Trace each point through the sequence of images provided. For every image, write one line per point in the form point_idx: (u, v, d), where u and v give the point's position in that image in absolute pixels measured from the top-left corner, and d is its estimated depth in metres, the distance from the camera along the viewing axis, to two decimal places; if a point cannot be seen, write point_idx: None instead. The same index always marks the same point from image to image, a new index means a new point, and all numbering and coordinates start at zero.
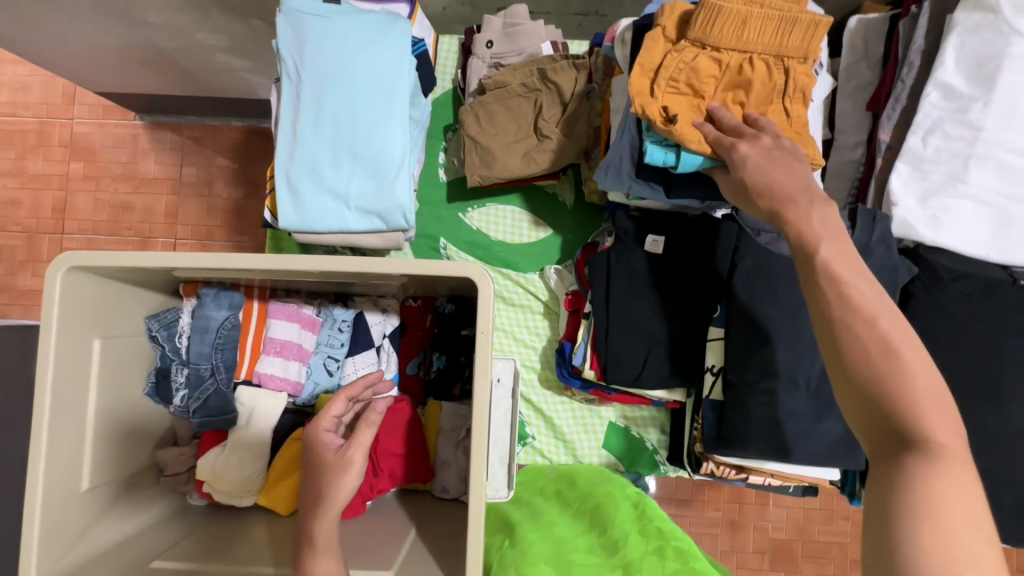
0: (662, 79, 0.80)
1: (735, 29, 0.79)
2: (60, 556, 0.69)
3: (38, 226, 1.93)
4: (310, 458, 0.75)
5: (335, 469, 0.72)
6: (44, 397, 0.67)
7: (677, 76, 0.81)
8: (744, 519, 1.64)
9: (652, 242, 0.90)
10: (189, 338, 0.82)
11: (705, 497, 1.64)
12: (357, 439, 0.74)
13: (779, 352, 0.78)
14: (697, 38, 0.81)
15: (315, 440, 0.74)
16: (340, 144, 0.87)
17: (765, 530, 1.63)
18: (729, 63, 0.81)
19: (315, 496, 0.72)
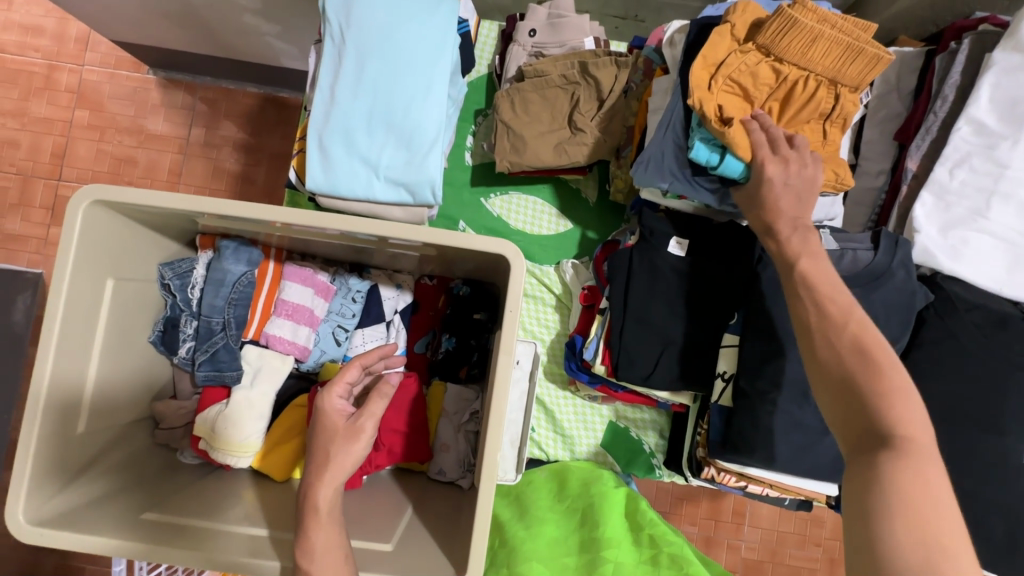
0: (722, 76, 0.81)
1: (802, 46, 0.80)
2: (49, 498, 0.67)
3: (34, 169, 1.87)
4: (317, 422, 0.73)
5: (344, 436, 0.71)
6: (53, 331, 0.65)
7: (736, 77, 0.82)
8: (718, 536, 1.65)
9: (676, 244, 0.90)
10: (204, 290, 0.80)
11: (683, 512, 1.65)
12: (369, 408, 0.74)
13: (794, 362, 0.79)
14: (764, 44, 0.81)
15: (326, 405, 0.73)
16: (376, 111, 0.87)
17: (737, 549, 1.64)
18: (787, 77, 0.82)
19: (322, 461, 0.70)
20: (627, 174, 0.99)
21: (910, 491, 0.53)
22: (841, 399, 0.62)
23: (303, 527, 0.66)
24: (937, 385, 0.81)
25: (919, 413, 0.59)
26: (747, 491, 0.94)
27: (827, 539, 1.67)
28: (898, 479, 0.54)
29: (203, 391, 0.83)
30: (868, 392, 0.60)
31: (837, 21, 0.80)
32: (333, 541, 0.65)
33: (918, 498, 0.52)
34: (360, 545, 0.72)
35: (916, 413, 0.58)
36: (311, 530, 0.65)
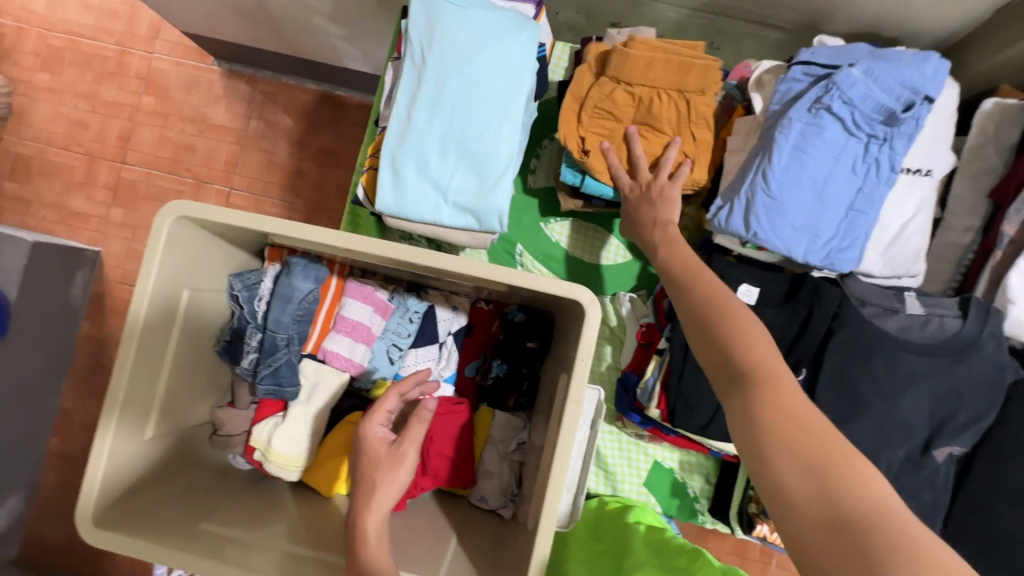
0: (587, 109, 0.90)
1: (643, 67, 0.87)
2: (118, 499, 0.68)
3: (100, 150, 1.95)
4: (358, 452, 0.73)
5: (389, 464, 0.71)
6: (132, 338, 0.67)
7: (600, 107, 0.90)
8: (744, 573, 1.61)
9: (747, 289, 0.84)
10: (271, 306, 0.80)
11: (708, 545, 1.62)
12: (410, 434, 0.74)
13: (866, 428, 0.76)
14: (614, 75, 0.88)
15: (366, 429, 0.73)
16: (450, 135, 0.86)
17: None
18: (641, 98, 0.88)
19: (366, 485, 0.70)
20: (695, 212, 0.96)
21: (785, 419, 0.55)
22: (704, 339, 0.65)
23: (349, 549, 0.67)
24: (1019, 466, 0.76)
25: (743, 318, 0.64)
26: None
27: None
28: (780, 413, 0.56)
29: (260, 400, 0.84)
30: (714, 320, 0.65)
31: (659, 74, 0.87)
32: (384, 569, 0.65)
33: (807, 437, 0.54)
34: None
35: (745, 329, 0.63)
36: (359, 554, 0.65)
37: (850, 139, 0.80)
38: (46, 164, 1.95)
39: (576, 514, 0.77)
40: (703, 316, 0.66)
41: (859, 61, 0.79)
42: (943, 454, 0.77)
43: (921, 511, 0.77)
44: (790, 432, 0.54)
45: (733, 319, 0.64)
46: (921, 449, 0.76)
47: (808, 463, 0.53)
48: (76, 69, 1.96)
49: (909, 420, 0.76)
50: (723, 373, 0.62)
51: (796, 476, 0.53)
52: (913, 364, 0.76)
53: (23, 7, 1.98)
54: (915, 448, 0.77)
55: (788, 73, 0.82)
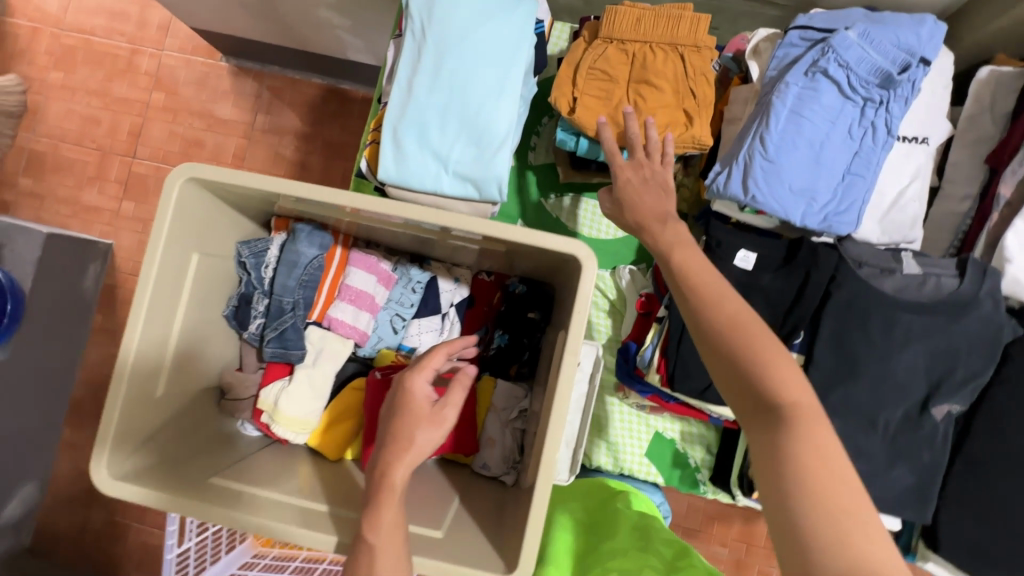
0: (583, 70, 0.92)
1: (632, 25, 0.91)
2: (133, 451, 0.71)
3: (112, 145, 2.00)
4: (397, 407, 0.71)
5: (428, 423, 0.70)
6: (145, 292, 0.69)
7: (595, 67, 0.92)
8: (750, 561, 1.62)
9: (744, 255, 0.86)
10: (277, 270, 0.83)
11: (713, 532, 1.62)
12: (451, 398, 0.72)
13: (864, 385, 0.76)
14: (606, 36, 0.92)
15: (414, 382, 0.72)
16: (452, 106, 0.88)
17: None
18: (635, 59, 0.91)
19: (402, 440, 0.69)
20: (693, 183, 0.97)
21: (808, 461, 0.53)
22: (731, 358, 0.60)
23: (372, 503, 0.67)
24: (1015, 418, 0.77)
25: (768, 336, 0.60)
26: None
27: None
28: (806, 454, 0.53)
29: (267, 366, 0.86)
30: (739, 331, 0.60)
31: (649, 27, 0.91)
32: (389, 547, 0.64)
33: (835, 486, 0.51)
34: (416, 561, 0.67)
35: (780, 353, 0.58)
36: (382, 509, 0.66)
37: (846, 103, 0.81)
38: (60, 159, 2.00)
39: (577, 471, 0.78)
40: (736, 335, 0.60)
41: (855, 24, 0.80)
42: (943, 412, 0.77)
43: (919, 471, 0.77)
44: (819, 477, 0.52)
45: (774, 347, 0.58)
46: (920, 408, 0.77)
47: (828, 514, 0.50)
48: (89, 67, 2.01)
49: (907, 379, 0.76)
50: (751, 399, 0.58)
51: (817, 524, 0.50)
52: (911, 322, 0.77)
53: (37, 7, 2.03)
54: (913, 407, 0.77)
55: (786, 39, 0.83)
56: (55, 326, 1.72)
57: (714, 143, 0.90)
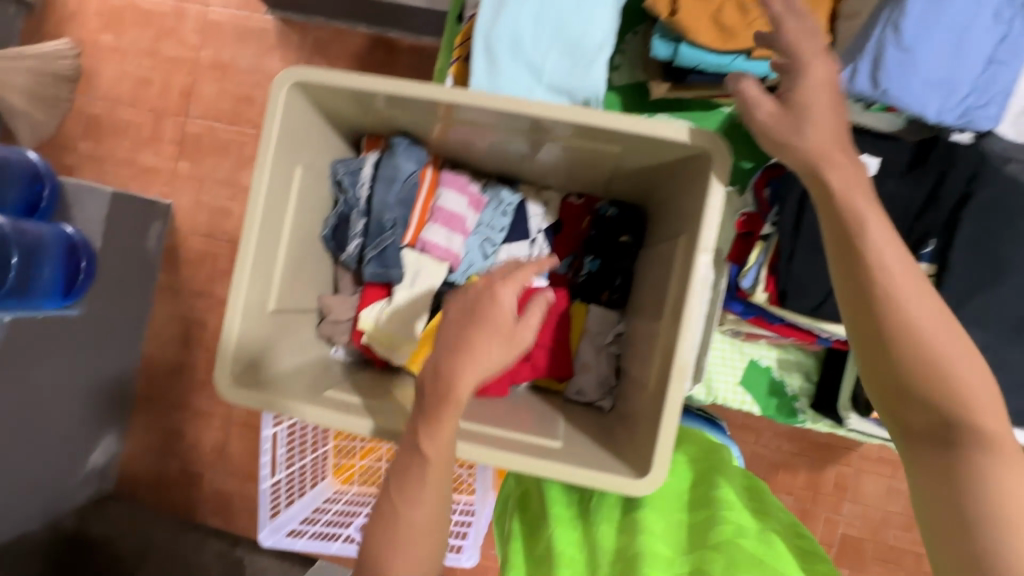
0: None
1: None
2: (251, 363, 0.71)
3: (165, 106, 1.96)
4: (472, 313, 0.59)
5: (505, 339, 0.59)
6: (258, 202, 0.68)
7: None
8: (815, 509, 1.58)
9: (865, 161, 0.79)
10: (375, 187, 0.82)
11: (778, 480, 1.57)
12: (527, 318, 0.62)
13: (1005, 290, 0.73)
14: None
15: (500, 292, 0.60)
16: (546, 13, 0.83)
17: (835, 524, 1.56)
18: None
19: (474, 347, 0.58)
20: None
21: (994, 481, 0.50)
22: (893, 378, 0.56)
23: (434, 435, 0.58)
24: None
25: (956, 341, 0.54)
26: None
27: None
28: (994, 477, 0.50)
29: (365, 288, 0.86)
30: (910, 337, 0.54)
31: None
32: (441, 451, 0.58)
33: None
34: (522, 462, 0.67)
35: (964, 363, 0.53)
36: (444, 418, 0.58)
37: None
38: (116, 122, 1.98)
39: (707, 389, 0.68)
40: (906, 348, 0.54)
41: None
42: None
43: None
44: (1016, 515, 0.48)
45: (958, 355, 0.53)
46: None
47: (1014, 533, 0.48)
48: (137, 28, 1.96)
49: None
50: (919, 421, 0.55)
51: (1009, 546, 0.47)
52: None
53: None
54: None
55: None
56: (123, 284, 1.73)
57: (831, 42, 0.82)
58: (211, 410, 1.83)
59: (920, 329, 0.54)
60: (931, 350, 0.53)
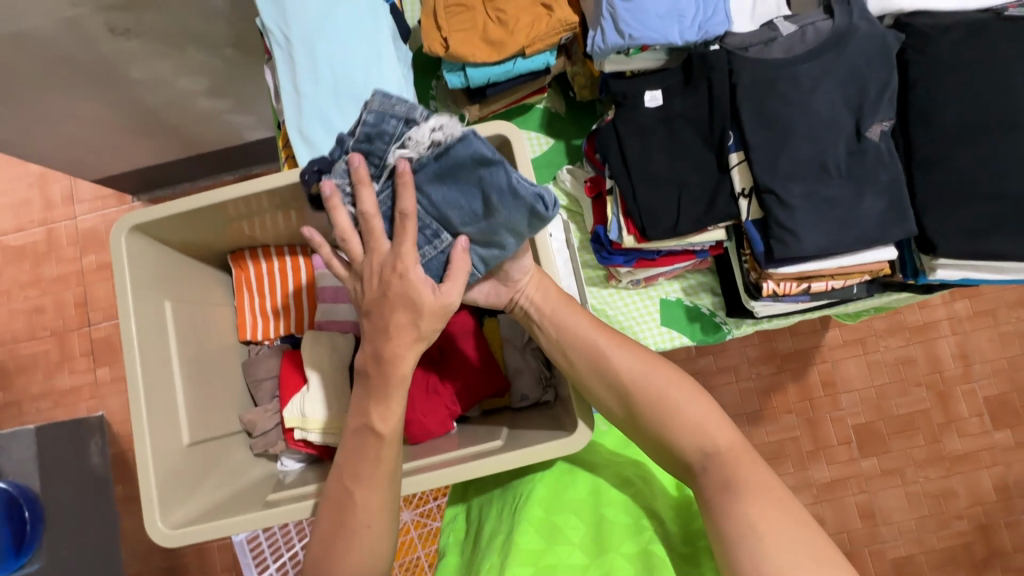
0: (442, 13, 0.96)
1: None
2: (182, 505, 0.71)
3: (65, 325, 1.82)
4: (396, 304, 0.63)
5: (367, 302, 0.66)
6: (134, 352, 0.70)
7: (451, 5, 0.97)
8: (820, 415, 1.69)
9: (651, 95, 0.91)
10: (437, 173, 0.58)
11: (775, 405, 1.70)
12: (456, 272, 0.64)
13: (800, 143, 0.82)
14: None
15: (411, 279, 0.62)
16: (340, 87, 0.92)
17: (843, 420, 1.69)
18: None
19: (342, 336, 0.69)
20: (584, 68, 1.04)
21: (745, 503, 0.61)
22: (662, 440, 0.69)
23: (361, 448, 0.67)
24: (943, 111, 0.81)
25: (682, 388, 0.69)
26: (813, 297, 0.90)
27: (926, 375, 1.70)
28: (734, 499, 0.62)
29: (277, 372, 0.90)
30: (649, 402, 0.69)
31: None
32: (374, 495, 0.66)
33: (779, 519, 0.60)
34: (471, 466, 0.70)
35: (687, 405, 0.68)
36: (392, 393, 0.67)
37: None
38: (20, 360, 1.81)
39: (585, 286, 0.88)
40: (650, 412, 0.68)
41: None
42: (877, 132, 0.81)
43: (885, 192, 0.81)
44: (753, 515, 0.60)
45: (681, 402, 0.68)
46: (856, 137, 0.81)
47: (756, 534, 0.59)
48: (10, 264, 1.85)
49: (831, 116, 0.81)
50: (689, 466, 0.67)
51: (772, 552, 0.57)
52: (812, 69, 0.82)
53: None
54: (851, 138, 0.81)
55: None
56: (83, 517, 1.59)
57: (580, 19, 0.96)
58: None
59: (653, 389, 0.69)
60: (670, 402, 0.68)
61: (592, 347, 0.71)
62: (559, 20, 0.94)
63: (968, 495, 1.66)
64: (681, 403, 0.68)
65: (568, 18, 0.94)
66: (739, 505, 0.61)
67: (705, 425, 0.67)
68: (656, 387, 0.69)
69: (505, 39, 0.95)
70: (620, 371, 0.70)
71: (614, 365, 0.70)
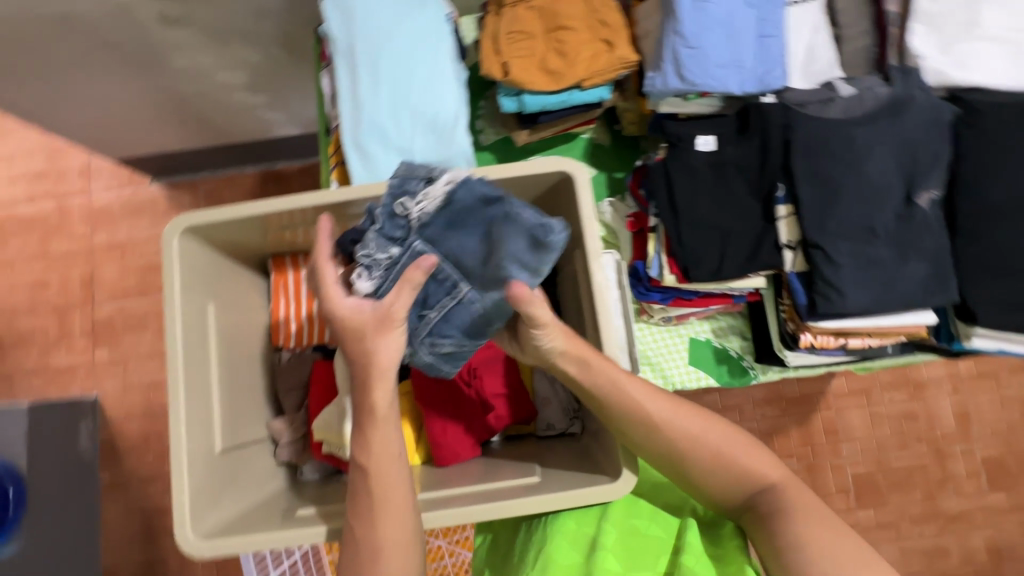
0: (502, 38, 0.97)
1: None
2: (209, 515, 0.69)
3: (68, 300, 1.72)
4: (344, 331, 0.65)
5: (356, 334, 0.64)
6: (177, 354, 0.69)
7: (512, 30, 0.98)
8: (821, 462, 1.70)
9: (703, 140, 0.92)
10: (444, 225, 0.61)
11: (778, 448, 1.70)
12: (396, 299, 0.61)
13: (851, 203, 0.83)
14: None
15: (336, 306, 0.65)
16: (399, 102, 0.93)
17: (844, 469, 1.69)
18: (546, 11, 0.98)
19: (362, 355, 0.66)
20: (635, 105, 1.06)
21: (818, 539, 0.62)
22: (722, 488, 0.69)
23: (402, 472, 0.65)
24: (990, 186, 0.83)
25: (734, 437, 0.71)
26: (847, 352, 0.93)
27: (927, 431, 1.71)
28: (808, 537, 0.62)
29: (309, 380, 0.89)
30: (707, 454, 0.69)
31: None
32: (403, 521, 0.64)
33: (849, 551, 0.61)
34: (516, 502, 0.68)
35: (741, 452, 0.70)
36: None
37: None
38: (19, 333, 1.71)
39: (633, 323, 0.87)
40: (708, 464, 0.69)
41: None
42: (926, 200, 0.83)
43: (931, 258, 0.82)
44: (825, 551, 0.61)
45: (736, 449, 0.70)
46: (905, 203, 0.83)
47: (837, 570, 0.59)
48: (18, 234, 1.75)
49: (883, 181, 0.83)
50: (750, 512, 0.68)
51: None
52: (867, 133, 0.84)
53: None
54: (900, 204, 0.83)
55: None
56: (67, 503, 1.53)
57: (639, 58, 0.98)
58: None
59: (709, 442, 0.70)
60: (726, 451, 0.70)
61: (653, 401, 0.70)
62: (619, 57, 0.95)
63: (959, 554, 1.67)
64: (735, 451, 0.70)
65: (628, 56, 0.95)
66: (786, 532, 0.64)
67: (736, 455, 0.70)
68: (711, 439, 0.70)
69: (563, 70, 0.96)
70: (677, 426, 0.70)
71: (670, 419, 0.70)
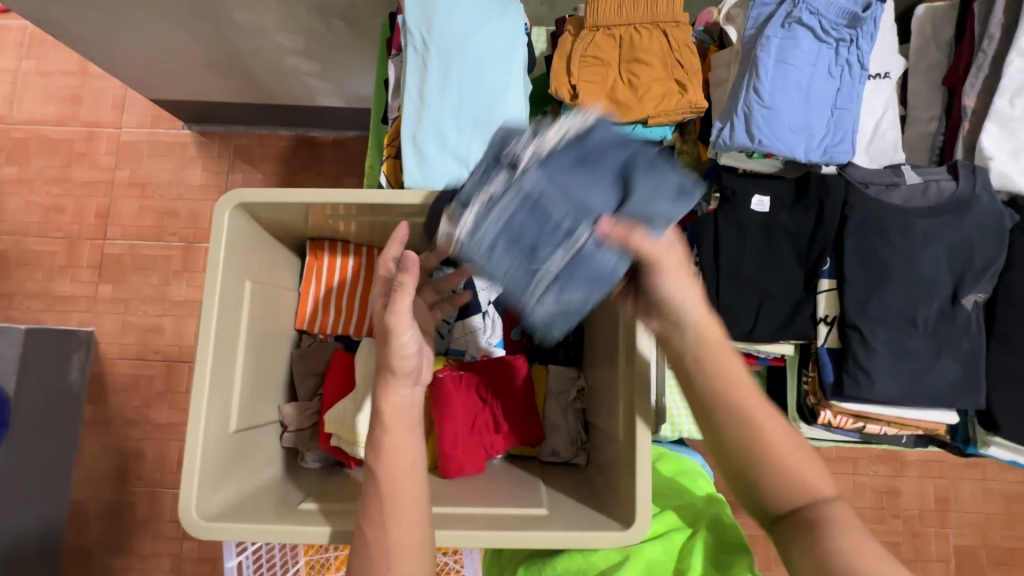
0: (575, 60, 0.96)
1: (613, 12, 0.98)
2: (213, 494, 0.68)
3: (80, 231, 1.70)
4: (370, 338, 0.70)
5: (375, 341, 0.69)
6: (209, 326, 0.68)
7: (586, 55, 0.97)
8: None
9: (759, 200, 0.91)
10: (571, 162, 0.54)
11: None
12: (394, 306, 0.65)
13: (896, 291, 0.83)
14: (592, 24, 0.98)
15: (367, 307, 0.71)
16: (463, 106, 0.91)
17: None
18: (624, 41, 0.97)
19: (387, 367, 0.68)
20: (693, 148, 1.05)
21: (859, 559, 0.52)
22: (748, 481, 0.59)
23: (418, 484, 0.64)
24: None
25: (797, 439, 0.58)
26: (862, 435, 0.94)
27: (908, 511, 1.71)
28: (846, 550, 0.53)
29: (326, 369, 0.88)
30: (758, 444, 0.59)
31: (630, 13, 0.98)
32: (410, 534, 0.62)
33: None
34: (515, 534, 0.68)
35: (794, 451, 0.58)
36: None
37: (822, 47, 0.89)
38: (25, 255, 1.69)
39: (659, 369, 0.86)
40: (749, 443, 0.59)
41: None
42: (971, 302, 0.83)
43: (964, 360, 0.83)
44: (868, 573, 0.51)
45: (794, 450, 0.58)
46: (951, 300, 0.83)
47: None
48: (41, 155, 1.73)
49: (932, 275, 0.83)
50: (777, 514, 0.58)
51: None
52: (925, 225, 0.84)
53: None
54: (945, 301, 0.83)
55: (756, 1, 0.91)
56: (46, 434, 1.50)
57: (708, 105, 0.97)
58: (154, 554, 1.56)
59: (766, 434, 0.59)
60: (777, 448, 0.59)
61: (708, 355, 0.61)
62: (689, 100, 0.94)
63: None
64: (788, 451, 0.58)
65: (698, 102, 0.94)
66: (829, 540, 0.53)
67: (789, 452, 0.58)
68: (766, 429, 0.59)
69: (631, 104, 0.95)
70: (725, 396, 0.60)
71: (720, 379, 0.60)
